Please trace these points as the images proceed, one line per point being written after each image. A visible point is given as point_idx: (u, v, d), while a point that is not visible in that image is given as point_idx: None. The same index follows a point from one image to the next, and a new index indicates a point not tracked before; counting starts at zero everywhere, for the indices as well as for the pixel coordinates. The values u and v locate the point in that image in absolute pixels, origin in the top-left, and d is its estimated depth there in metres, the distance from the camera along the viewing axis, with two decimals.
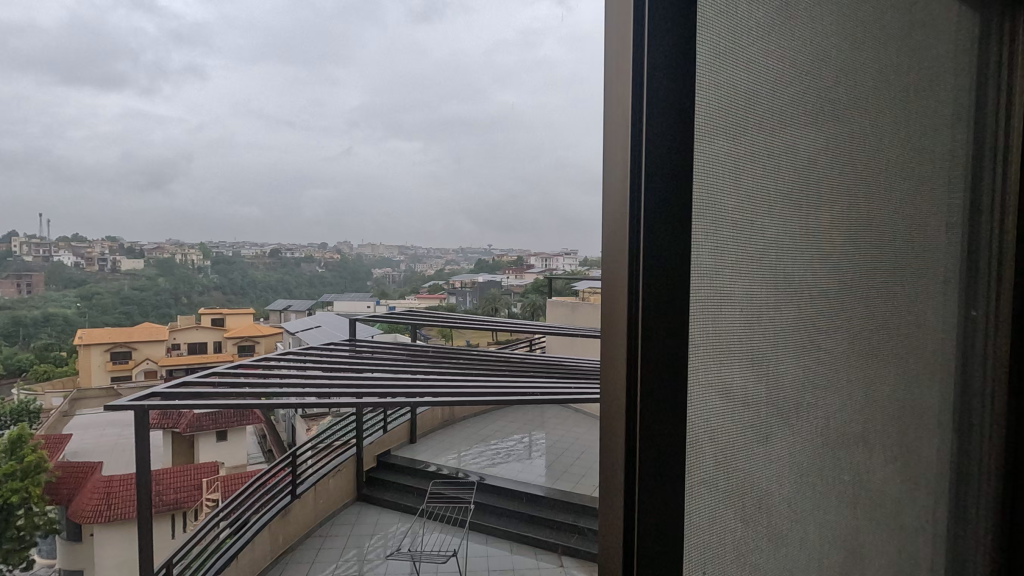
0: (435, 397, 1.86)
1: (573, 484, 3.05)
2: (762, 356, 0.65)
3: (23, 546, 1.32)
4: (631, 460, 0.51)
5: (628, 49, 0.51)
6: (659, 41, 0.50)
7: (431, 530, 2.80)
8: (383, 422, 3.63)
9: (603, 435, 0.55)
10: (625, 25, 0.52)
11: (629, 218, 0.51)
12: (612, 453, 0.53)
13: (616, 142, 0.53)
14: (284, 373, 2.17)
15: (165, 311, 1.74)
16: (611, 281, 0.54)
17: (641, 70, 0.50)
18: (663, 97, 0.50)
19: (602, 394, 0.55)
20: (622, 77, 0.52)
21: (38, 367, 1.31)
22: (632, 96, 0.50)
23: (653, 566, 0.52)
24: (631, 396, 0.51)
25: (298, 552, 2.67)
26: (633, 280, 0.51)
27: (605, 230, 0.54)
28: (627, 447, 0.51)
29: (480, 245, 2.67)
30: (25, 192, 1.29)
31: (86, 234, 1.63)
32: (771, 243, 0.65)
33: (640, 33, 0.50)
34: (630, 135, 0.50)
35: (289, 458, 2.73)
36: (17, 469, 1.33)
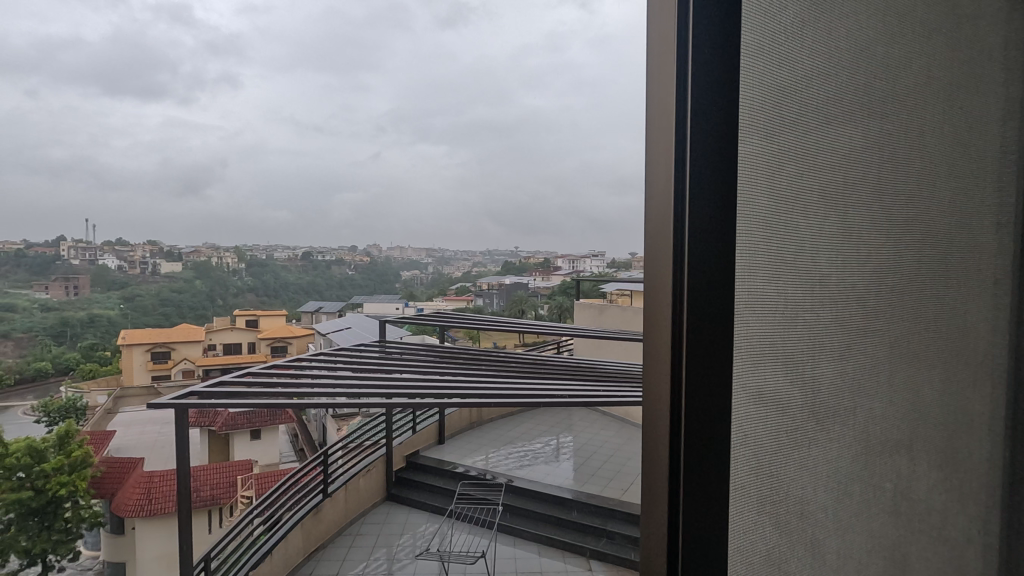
0: (463, 398, 1.86)
1: (602, 488, 3.01)
2: (800, 359, 0.64)
3: (70, 538, 1.36)
4: (675, 457, 0.53)
5: (673, 59, 0.53)
6: (703, 48, 0.52)
7: (460, 531, 2.79)
8: (412, 423, 3.65)
9: (647, 436, 0.56)
10: (668, 33, 0.54)
11: (674, 223, 0.53)
12: (656, 453, 0.55)
13: (661, 148, 0.55)
14: (314, 373, 2.21)
15: (202, 311, 1.92)
16: (656, 283, 0.55)
17: (686, 82, 0.52)
18: (708, 105, 0.52)
19: (646, 393, 0.57)
20: (664, 88, 0.54)
21: (83, 365, 1.42)
22: (676, 104, 0.52)
23: (698, 562, 0.53)
24: (676, 397, 0.53)
25: (329, 550, 2.72)
26: (679, 284, 0.53)
27: (650, 234, 0.56)
28: (671, 446, 0.53)
29: (508, 246, 2.58)
30: (66, 202, 1.41)
31: (130, 238, 1.68)
32: (805, 243, 0.63)
33: (685, 41, 0.52)
34: (674, 146, 0.53)
35: (321, 457, 2.70)
36: (64, 464, 1.40)
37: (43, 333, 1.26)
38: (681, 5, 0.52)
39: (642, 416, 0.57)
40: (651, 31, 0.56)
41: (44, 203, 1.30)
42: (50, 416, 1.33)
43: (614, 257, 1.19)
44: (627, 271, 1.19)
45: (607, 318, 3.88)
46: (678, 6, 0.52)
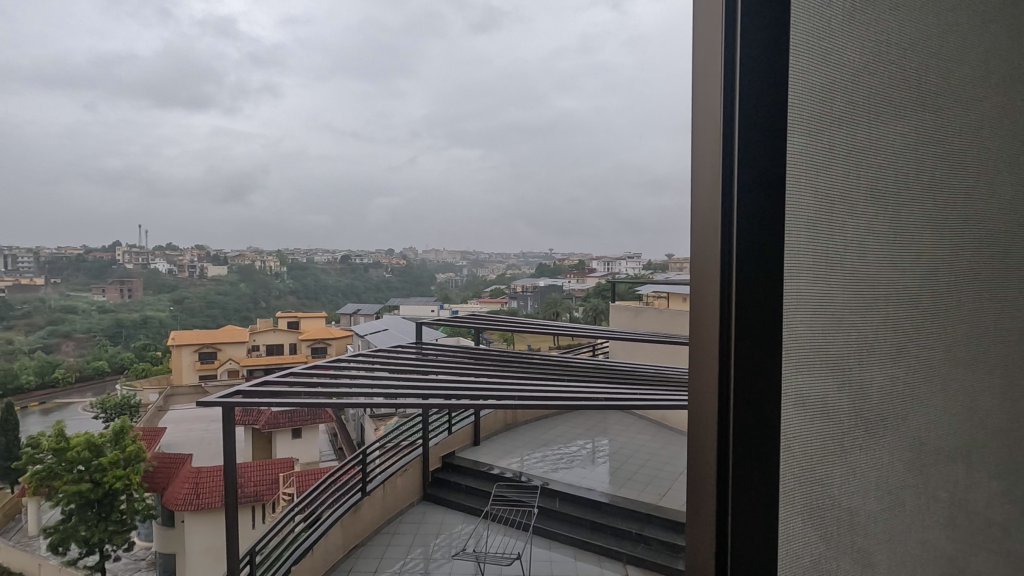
0: (499, 400, 1.85)
1: (640, 493, 2.95)
2: (848, 362, 0.61)
3: (125, 529, 1.51)
4: (723, 464, 0.52)
5: (720, 58, 0.52)
6: (751, 48, 0.51)
7: (496, 531, 2.76)
8: (449, 423, 3.65)
9: (693, 444, 0.56)
10: (714, 31, 0.53)
11: (721, 226, 0.52)
12: (702, 461, 0.54)
13: (705, 151, 0.54)
14: (353, 374, 2.25)
15: (246, 313, 2.05)
16: (702, 289, 0.55)
17: (734, 81, 0.51)
18: (757, 107, 0.51)
19: (691, 397, 0.56)
20: (709, 88, 0.53)
21: (136, 365, 1.57)
22: (724, 105, 0.52)
23: (746, 570, 0.52)
24: (724, 404, 0.52)
25: (367, 547, 2.75)
26: (727, 288, 0.52)
27: (695, 235, 0.55)
28: (718, 456, 0.52)
29: (543, 248, 2.60)
30: (49, 215, 1.34)
31: (179, 244, 1.85)
32: (853, 243, 0.61)
33: (733, 39, 0.51)
34: (721, 148, 0.52)
35: (359, 457, 2.76)
36: (120, 458, 1.48)
37: (100, 334, 1.42)
38: (728, 4, 0.51)
39: (686, 421, 0.56)
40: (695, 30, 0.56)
41: (55, 215, 1.38)
42: (104, 410, 1.47)
43: (650, 258, 1.16)
44: (664, 272, 1.16)
45: (642, 320, 3.82)
46: (725, 5, 0.51)
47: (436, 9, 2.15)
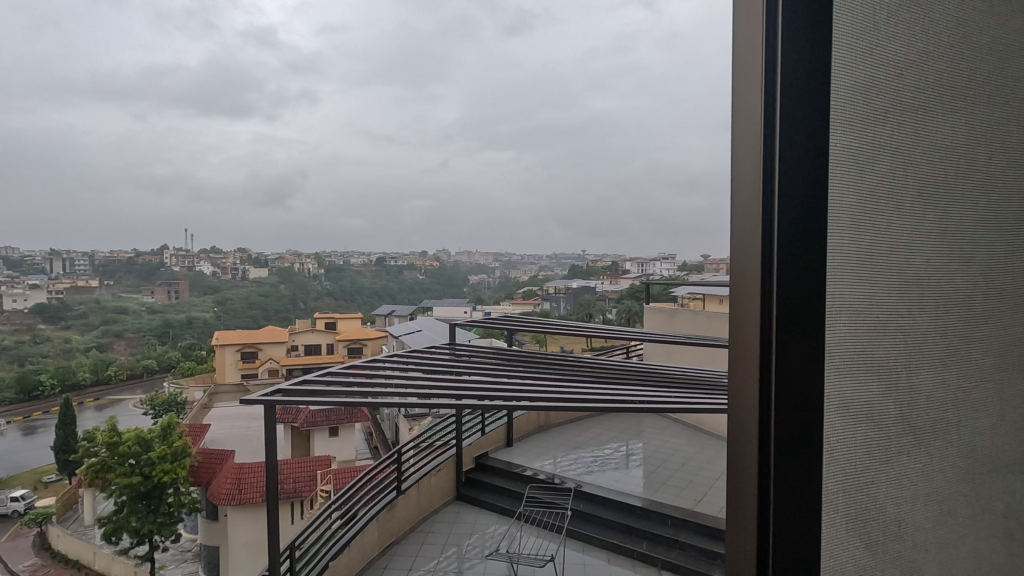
0: (531, 402, 1.84)
1: (675, 497, 2.75)
2: (895, 368, 0.59)
3: (171, 520, 2.20)
4: (765, 473, 0.51)
5: (760, 60, 0.51)
6: (792, 50, 0.50)
7: (528, 534, 2.63)
8: (481, 423, 3.50)
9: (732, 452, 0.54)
10: (752, 33, 0.52)
11: (761, 229, 0.51)
12: (742, 470, 0.52)
13: (745, 152, 0.53)
14: (388, 373, 2.28)
15: (284, 311, 2.82)
16: (741, 293, 0.53)
17: (775, 83, 0.50)
18: (799, 107, 0.50)
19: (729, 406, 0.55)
20: (747, 91, 0.52)
21: (182, 365, 2.37)
22: (763, 105, 0.51)
23: None
24: (765, 410, 0.51)
25: (402, 546, 2.67)
26: (768, 291, 0.51)
27: (733, 241, 0.54)
28: (760, 466, 0.51)
29: (576, 249, 2.43)
30: (34, 208, 1.36)
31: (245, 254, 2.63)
32: (898, 243, 0.59)
33: (774, 41, 0.50)
34: (762, 149, 0.51)
35: (394, 455, 2.80)
36: (167, 452, 2.21)
37: (149, 336, 2.16)
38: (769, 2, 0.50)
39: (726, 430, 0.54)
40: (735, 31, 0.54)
41: (113, 218, 1.65)
42: (153, 407, 2.33)
43: (684, 259, 1.15)
44: (700, 273, 1.15)
45: (677, 323, 3.74)
46: (765, 4, 0.50)
47: (469, 14, 2.15)
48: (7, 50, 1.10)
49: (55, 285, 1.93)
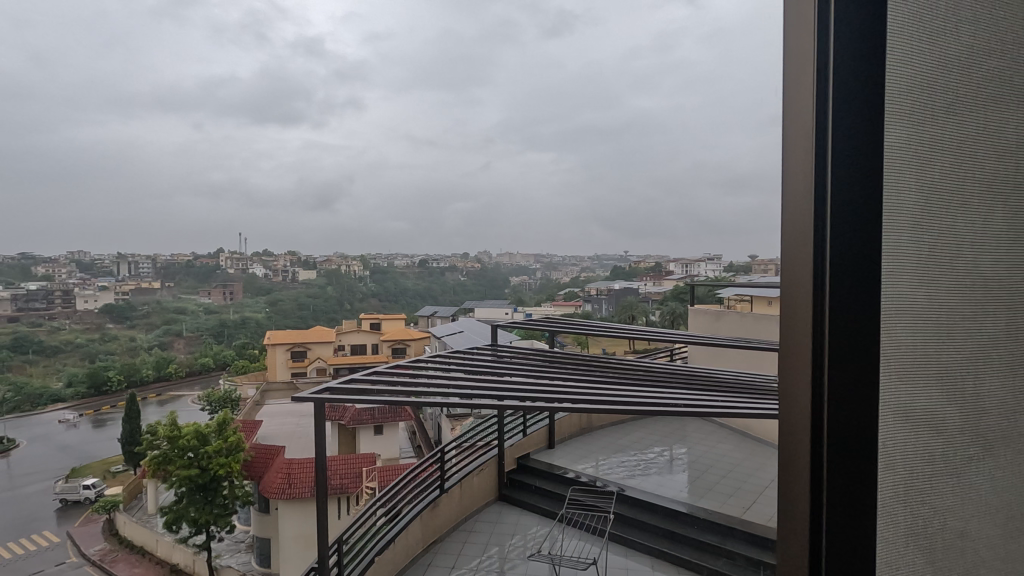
0: (573, 404, 1.81)
1: (721, 504, 2.66)
2: (958, 372, 0.56)
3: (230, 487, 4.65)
4: (818, 485, 0.49)
5: (812, 54, 0.50)
6: (846, 43, 0.48)
7: (571, 536, 2.59)
8: (522, 425, 3.48)
9: (783, 456, 0.53)
10: (803, 28, 0.51)
11: (812, 233, 0.50)
12: (794, 481, 0.51)
13: (794, 153, 0.51)
14: (430, 373, 2.31)
15: (333, 315, 3.08)
16: (792, 297, 0.52)
17: (828, 83, 0.49)
18: (854, 105, 0.48)
19: (780, 408, 0.54)
20: (798, 88, 0.51)
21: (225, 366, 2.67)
22: (815, 99, 0.49)
23: None
24: (819, 418, 0.50)
25: (445, 544, 2.67)
26: (821, 297, 0.50)
27: (784, 241, 0.52)
28: (813, 477, 0.49)
29: (619, 250, 2.38)
30: (107, 214, 1.50)
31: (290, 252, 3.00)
32: (962, 242, 0.56)
33: (826, 34, 0.49)
34: (814, 149, 0.49)
35: (438, 454, 2.84)
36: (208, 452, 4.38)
37: (205, 335, 2.46)
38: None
39: (776, 432, 0.53)
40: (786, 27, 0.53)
41: (170, 223, 1.73)
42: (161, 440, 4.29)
43: (731, 260, 1.11)
44: (747, 274, 1.10)
45: (723, 325, 3.65)
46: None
47: (510, 17, 2.15)
48: (80, 66, 1.17)
49: (121, 286, 2.21)
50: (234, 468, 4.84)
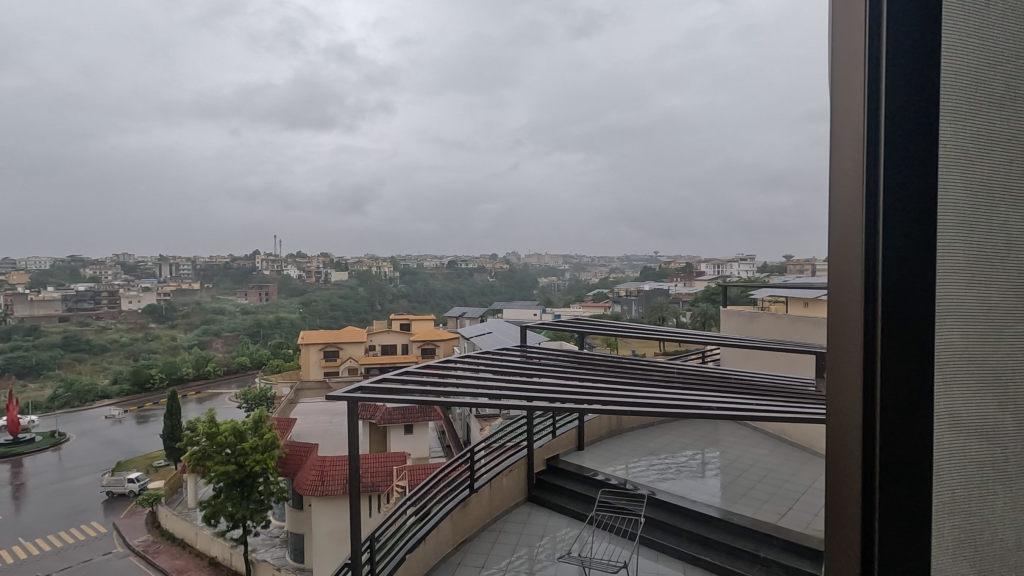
0: (603, 406, 1.79)
1: (756, 510, 2.59)
2: (1010, 380, 0.54)
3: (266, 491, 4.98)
4: (869, 482, 0.50)
5: (863, 56, 0.50)
6: (899, 42, 0.48)
7: (600, 539, 2.56)
8: (551, 426, 3.46)
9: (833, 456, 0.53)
10: (852, 31, 0.51)
11: (861, 250, 0.50)
12: (843, 480, 0.52)
13: (844, 160, 0.52)
14: (460, 374, 2.32)
15: None
16: (843, 307, 0.52)
17: (879, 84, 0.49)
18: (908, 119, 0.48)
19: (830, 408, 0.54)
20: (848, 89, 0.51)
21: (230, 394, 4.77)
22: (866, 102, 0.49)
23: None
24: (869, 435, 0.50)
25: (474, 543, 2.68)
26: (871, 313, 0.50)
27: (834, 244, 0.53)
28: (863, 493, 0.50)
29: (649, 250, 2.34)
30: None
31: None
32: (1016, 242, 0.53)
33: (878, 36, 0.49)
34: (863, 167, 0.50)
35: (468, 454, 2.85)
36: (259, 445, 4.99)
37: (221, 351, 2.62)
38: (873, 10, 0.49)
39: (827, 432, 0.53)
40: (837, 28, 0.53)
41: None
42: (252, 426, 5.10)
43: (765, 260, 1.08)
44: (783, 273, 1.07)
45: (757, 327, 3.56)
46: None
47: None
48: None
49: None
50: (270, 465, 4.97)
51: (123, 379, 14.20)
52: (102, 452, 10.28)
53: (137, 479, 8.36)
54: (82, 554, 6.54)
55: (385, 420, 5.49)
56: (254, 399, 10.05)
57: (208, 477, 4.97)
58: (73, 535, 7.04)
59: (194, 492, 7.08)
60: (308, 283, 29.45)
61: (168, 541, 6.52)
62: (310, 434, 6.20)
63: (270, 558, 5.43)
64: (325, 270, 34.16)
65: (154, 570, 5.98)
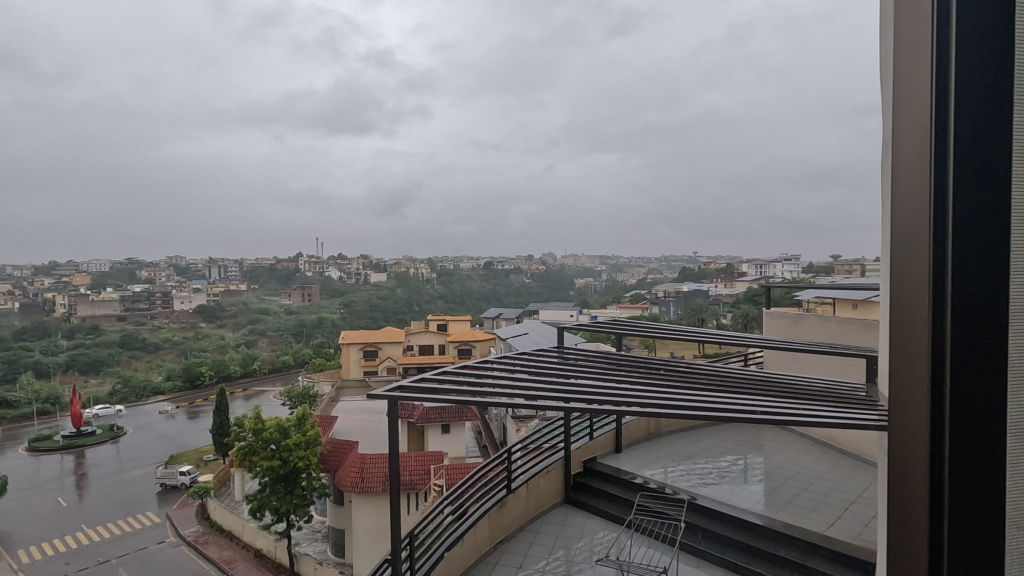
0: (642, 408, 1.76)
1: (802, 518, 2.51)
2: None
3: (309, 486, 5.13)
4: (937, 462, 0.52)
5: (933, 53, 0.51)
6: (973, 34, 0.48)
7: (639, 543, 2.53)
8: (589, 428, 3.43)
9: (901, 439, 0.56)
10: (921, 32, 0.53)
11: (930, 243, 0.52)
12: (912, 460, 0.54)
13: (914, 155, 0.54)
14: (497, 375, 2.33)
15: None
16: (911, 296, 0.55)
17: (949, 78, 0.50)
18: (984, 113, 0.49)
19: (899, 392, 0.56)
20: (917, 86, 0.53)
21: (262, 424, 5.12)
22: (935, 97, 0.51)
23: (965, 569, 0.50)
24: (938, 419, 0.52)
25: (512, 543, 2.68)
26: (940, 306, 0.52)
27: (902, 237, 0.56)
28: (932, 472, 0.52)
29: None
30: None
31: None
32: None
33: (947, 33, 0.50)
34: (932, 159, 0.52)
35: (505, 454, 2.86)
36: (302, 442, 5.12)
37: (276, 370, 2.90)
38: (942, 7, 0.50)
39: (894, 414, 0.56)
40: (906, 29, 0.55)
41: None
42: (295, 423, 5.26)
43: None
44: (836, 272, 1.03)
45: (803, 329, 3.43)
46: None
47: None
48: None
49: None
50: (312, 461, 5.11)
51: (174, 376, 14.86)
52: (156, 445, 10.79)
53: (187, 471, 8.72)
54: (137, 542, 6.88)
55: (422, 420, 5.56)
56: (296, 396, 10.34)
57: (254, 472, 5.14)
58: (129, 525, 7.42)
59: (240, 486, 7.34)
60: (348, 284, 30.15)
61: (215, 533, 6.78)
62: (349, 432, 6.33)
63: (312, 552, 5.57)
64: (364, 272, 34.87)
65: (203, 560, 6.23)
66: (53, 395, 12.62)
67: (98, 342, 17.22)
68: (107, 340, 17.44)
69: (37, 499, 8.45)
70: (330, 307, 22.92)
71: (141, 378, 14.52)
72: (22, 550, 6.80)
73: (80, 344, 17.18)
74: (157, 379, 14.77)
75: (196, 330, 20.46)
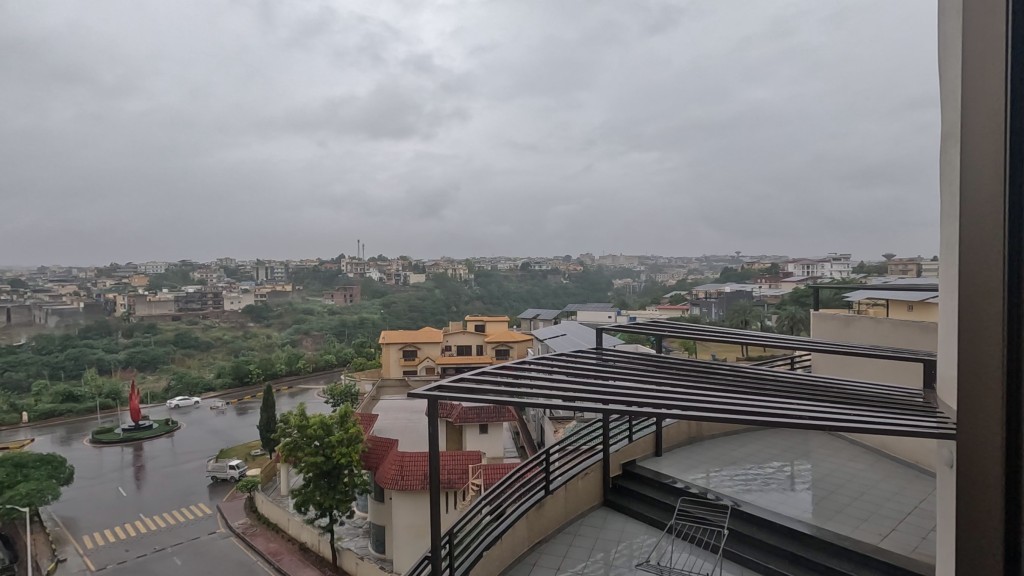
0: (682, 411, 1.72)
1: (852, 529, 2.41)
2: None
3: (351, 482, 5.26)
4: (1009, 476, 0.49)
5: (1003, 45, 0.49)
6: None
7: (680, 550, 2.47)
8: (628, 431, 3.37)
9: (972, 450, 0.53)
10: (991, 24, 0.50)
11: (1003, 228, 0.50)
12: (982, 474, 0.51)
13: (987, 153, 0.51)
14: (534, 376, 2.32)
15: None
16: (981, 300, 0.52)
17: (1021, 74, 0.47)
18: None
19: (972, 402, 0.53)
20: (989, 79, 0.51)
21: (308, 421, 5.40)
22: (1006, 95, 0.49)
23: None
24: (1012, 431, 0.48)
25: (550, 545, 2.67)
26: (1012, 304, 0.49)
27: (973, 238, 0.53)
28: (1003, 486, 0.49)
29: None
30: None
31: None
32: None
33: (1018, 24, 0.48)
34: (1006, 156, 0.49)
35: (542, 455, 2.85)
36: (345, 439, 5.26)
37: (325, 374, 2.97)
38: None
39: (962, 423, 0.54)
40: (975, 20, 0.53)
41: None
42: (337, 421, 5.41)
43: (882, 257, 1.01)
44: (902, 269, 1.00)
45: (854, 332, 3.30)
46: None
47: None
48: None
49: None
50: (355, 458, 5.23)
51: (225, 373, 15.48)
52: (208, 439, 11.27)
53: (237, 465, 9.06)
54: (190, 532, 7.20)
55: (461, 420, 5.61)
56: (339, 395, 10.60)
57: (299, 467, 5.30)
58: (183, 515, 7.77)
59: (286, 480, 7.60)
60: (388, 285, 30.82)
61: (263, 525, 7.02)
62: (389, 430, 6.46)
63: (354, 547, 5.71)
64: (404, 273, 35.50)
65: (252, 551, 6.46)
66: (115, 391, 13.35)
67: (155, 341, 18.12)
68: (163, 338, 18.32)
69: (100, 488, 8.95)
70: (372, 308, 23.47)
71: (195, 375, 15.19)
72: (87, 536, 7.22)
73: (138, 343, 18.10)
74: (208, 375, 15.43)
75: (245, 330, 21.26)
